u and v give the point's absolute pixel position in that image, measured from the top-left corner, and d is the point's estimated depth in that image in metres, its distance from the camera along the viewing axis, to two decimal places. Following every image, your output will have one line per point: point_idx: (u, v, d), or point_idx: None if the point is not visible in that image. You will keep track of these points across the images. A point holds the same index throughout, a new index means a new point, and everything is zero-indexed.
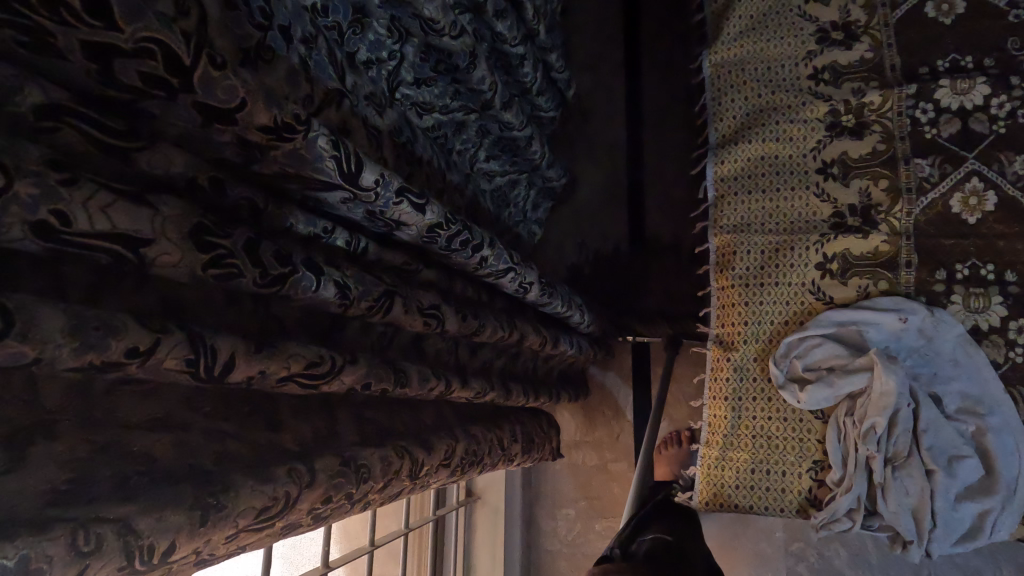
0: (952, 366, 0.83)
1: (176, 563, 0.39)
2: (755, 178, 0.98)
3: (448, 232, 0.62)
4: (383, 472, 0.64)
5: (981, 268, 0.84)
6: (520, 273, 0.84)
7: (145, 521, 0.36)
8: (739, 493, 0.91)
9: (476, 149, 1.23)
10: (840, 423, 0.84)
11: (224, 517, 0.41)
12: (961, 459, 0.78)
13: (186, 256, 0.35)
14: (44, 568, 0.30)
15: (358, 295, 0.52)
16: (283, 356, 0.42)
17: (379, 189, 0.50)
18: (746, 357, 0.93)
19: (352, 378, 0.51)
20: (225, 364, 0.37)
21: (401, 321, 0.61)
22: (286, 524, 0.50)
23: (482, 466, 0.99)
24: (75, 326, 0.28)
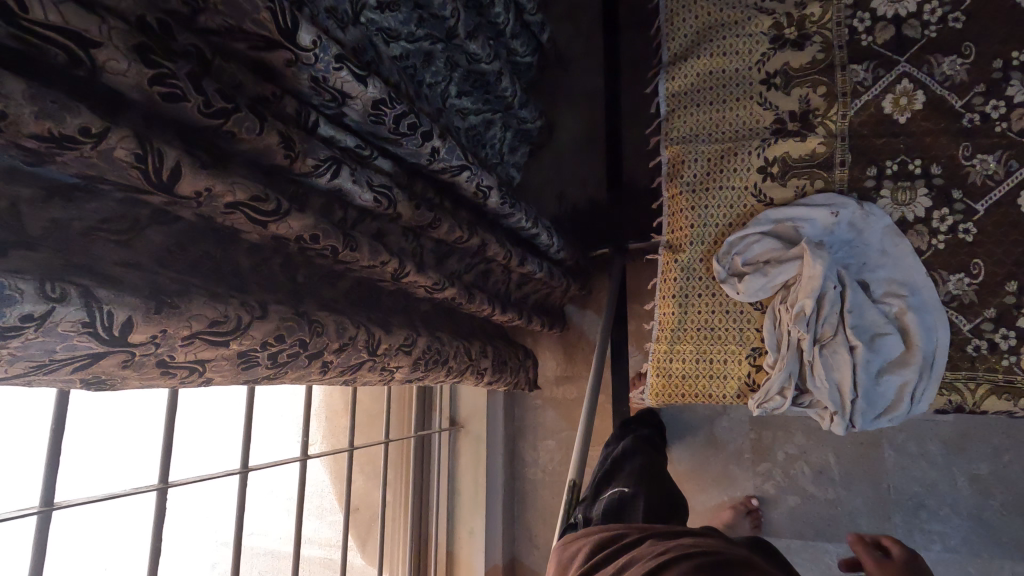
0: (880, 255, 0.89)
1: (138, 344, 0.46)
2: (703, 92, 1.03)
3: (392, 110, 0.69)
4: (339, 334, 0.71)
5: (909, 164, 0.89)
6: (474, 172, 0.91)
7: (104, 293, 0.43)
8: (685, 384, 0.98)
9: (447, 83, 1.28)
10: (775, 311, 0.91)
11: (179, 314, 0.49)
12: (883, 336, 0.85)
13: (132, 67, 0.41)
14: (16, 298, 0.37)
15: (303, 151, 0.59)
16: (227, 182, 0.50)
17: (316, 50, 0.56)
18: (693, 258, 0.98)
19: (299, 226, 0.59)
20: (171, 170, 0.45)
21: (351, 191, 0.68)
22: (242, 352, 0.57)
23: (449, 369, 1.07)
24: (33, 96, 0.36)
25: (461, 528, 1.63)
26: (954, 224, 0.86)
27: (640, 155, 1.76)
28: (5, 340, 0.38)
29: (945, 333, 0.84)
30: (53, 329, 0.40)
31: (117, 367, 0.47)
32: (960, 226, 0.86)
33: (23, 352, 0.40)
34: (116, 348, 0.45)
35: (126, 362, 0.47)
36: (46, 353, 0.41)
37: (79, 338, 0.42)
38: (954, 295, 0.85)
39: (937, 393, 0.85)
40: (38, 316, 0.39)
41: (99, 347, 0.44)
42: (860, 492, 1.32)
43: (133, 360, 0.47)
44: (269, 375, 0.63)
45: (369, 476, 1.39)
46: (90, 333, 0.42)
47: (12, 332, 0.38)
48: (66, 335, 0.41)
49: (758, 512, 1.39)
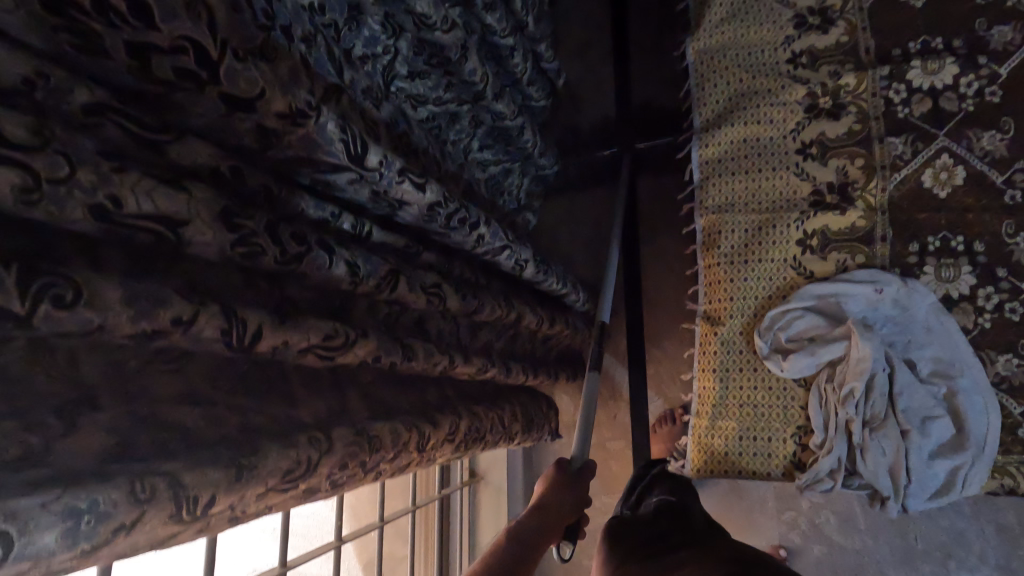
0: (925, 332, 0.88)
1: (217, 514, 0.43)
2: (738, 160, 1.02)
3: (446, 210, 0.68)
4: (394, 443, 0.68)
5: (952, 240, 0.89)
6: (515, 249, 0.89)
7: (189, 475, 0.40)
8: (728, 460, 0.96)
9: (470, 139, 1.26)
10: (821, 389, 0.89)
11: (255, 475, 0.46)
12: (934, 418, 0.84)
13: (216, 235, 0.38)
14: (109, 512, 0.35)
15: (365, 273, 0.56)
16: (303, 329, 0.47)
17: (381, 168, 0.54)
18: (732, 331, 0.97)
19: (364, 351, 0.56)
20: (254, 334, 0.42)
21: (406, 298, 0.65)
22: (308, 488, 0.54)
23: (485, 442, 1.04)
24: (130, 296, 0.33)
25: None
26: (1001, 302, 0.85)
27: (656, 197, 1.76)
28: (95, 552, 0.35)
29: (997, 416, 0.83)
30: (143, 528, 0.37)
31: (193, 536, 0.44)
32: (1007, 304, 0.85)
33: (109, 557, 0.37)
34: (197, 524, 0.42)
35: (203, 530, 0.44)
36: (131, 551, 0.38)
37: (164, 528, 0.39)
38: (1003, 376, 0.84)
39: (990, 476, 0.84)
40: (128, 523, 0.36)
41: (182, 529, 0.41)
42: None
43: (208, 527, 0.44)
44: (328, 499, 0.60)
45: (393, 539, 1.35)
46: (176, 520, 0.39)
47: (103, 544, 0.35)
48: (153, 530, 0.38)
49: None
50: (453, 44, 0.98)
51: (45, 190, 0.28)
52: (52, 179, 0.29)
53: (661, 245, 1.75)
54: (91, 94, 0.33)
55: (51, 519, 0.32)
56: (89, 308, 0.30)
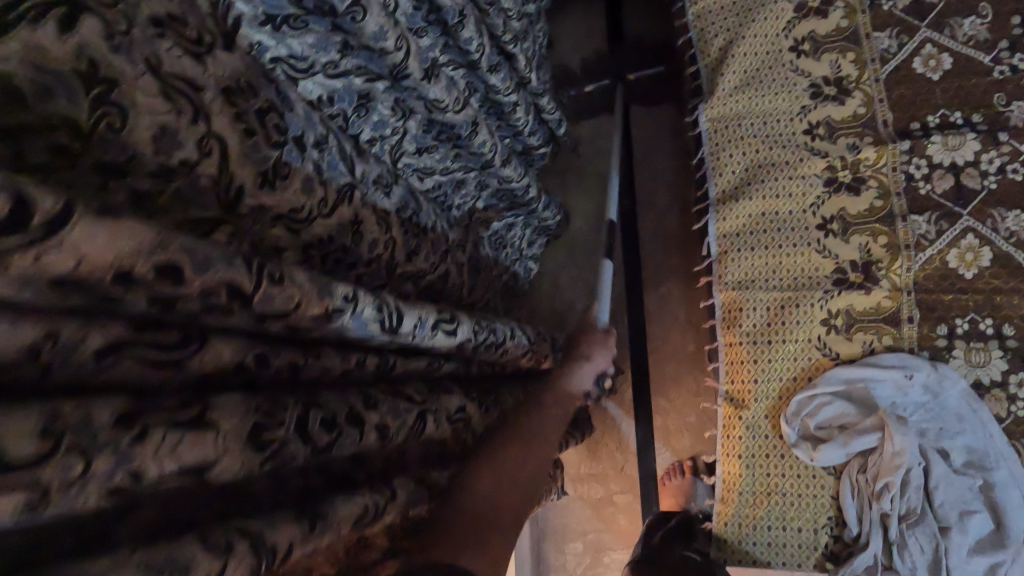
0: (957, 420, 0.85)
1: None
2: (757, 234, 0.99)
3: (473, 340, 0.68)
4: None
5: (980, 323, 0.87)
6: (534, 350, 0.89)
7: None
8: (756, 549, 0.92)
9: (474, 201, 1.23)
10: (853, 480, 0.86)
11: None
12: (971, 513, 0.81)
13: (244, 461, 0.34)
14: None
15: (394, 427, 0.52)
16: (336, 522, 0.42)
17: (416, 330, 0.55)
18: (757, 414, 0.94)
19: (394, 513, 0.51)
20: (285, 557, 0.37)
21: (432, 431, 0.61)
22: None
23: None
24: None
25: None
26: None
27: (658, 244, 1.73)
28: None
29: None
30: None
31: None
32: None
33: None
34: None
35: None
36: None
37: None
38: None
39: None
40: None
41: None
42: None
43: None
44: None
45: None
46: None
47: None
48: None
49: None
50: (465, 122, 0.93)
51: (55, 496, 0.24)
52: (63, 482, 0.25)
53: (664, 292, 1.72)
54: (108, 338, 0.29)
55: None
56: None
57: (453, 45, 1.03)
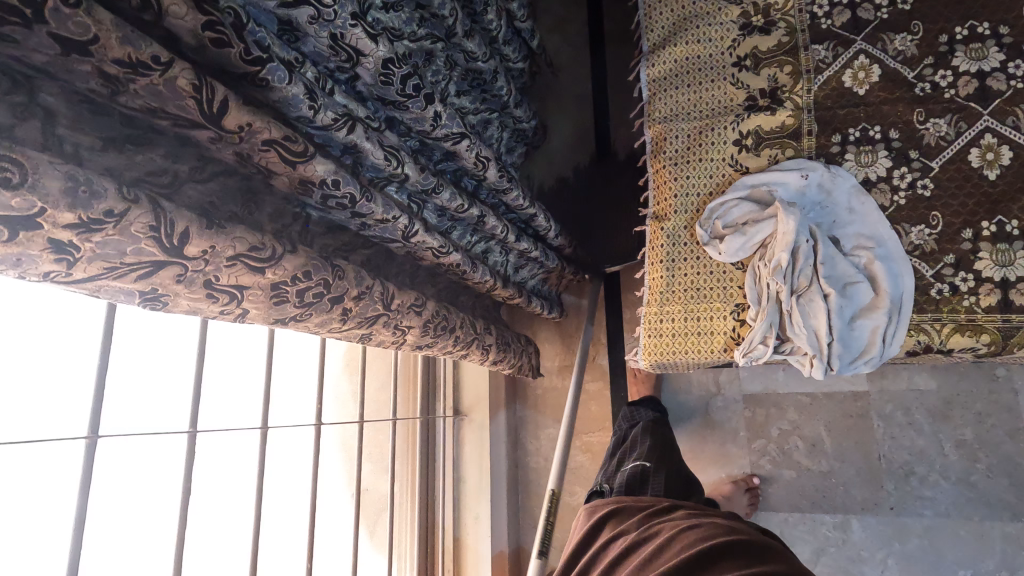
0: (848, 213, 0.96)
1: (191, 258, 0.54)
2: (681, 76, 1.12)
3: (399, 71, 0.81)
4: (358, 282, 0.79)
5: (870, 130, 0.98)
6: (474, 143, 1.01)
7: (168, 205, 0.52)
8: (674, 342, 1.04)
9: (447, 82, 1.35)
10: (755, 268, 0.98)
11: (225, 234, 0.57)
12: (854, 284, 0.92)
13: (189, 12, 0.50)
14: (101, 193, 0.46)
15: (324, 105, 0.67)
16: (265, 120, 0.58)
17: (335, 8, 0.69)
18: (677, 225, 1.06)
19: (324, 170, 0.66)
20: (221, 102, 0.53)
21: (363, 149, 0.75)
22: (275, 283, 0.65)
23: (456, 339, 1.14)
24: (119, 23, 0.44)
25: (466, 515, 1.66)
26: (912, 181, 0.94)
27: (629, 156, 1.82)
28: (90, 234, 0.46)
29: (910, 278, 0.91)
30: (130, 225, 0.48)
31: (172, 281, 0.54)
32: (918, 183, 0.94)
33: (102, 249, 0.47)
34: (173, 258, 0.53)
35: (180, 276, 0.54)
36: (119, 254, 0.49)
37: (146, 243, 0.50)
38: (916, 244, 0.92)
39: (907, 334, 0.92)
40: (117, 213, 0.47)
41: (162, 254, 0.52)
42: (852, 462, 1.50)
43: (185, 275, 0.55)
44: (297, 317, 0.71)
45: (377, 463, 1.42)
46: (155, 239, 0.51)
47: (96, 227, 0.46)
48: (138, 235, 0.49)
49: (757, 490, 1.55)
50: None
51: None
52: None
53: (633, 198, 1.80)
54: None
55: (55, 174, 0.42)
56: (87, 14, 0.42)
57: None
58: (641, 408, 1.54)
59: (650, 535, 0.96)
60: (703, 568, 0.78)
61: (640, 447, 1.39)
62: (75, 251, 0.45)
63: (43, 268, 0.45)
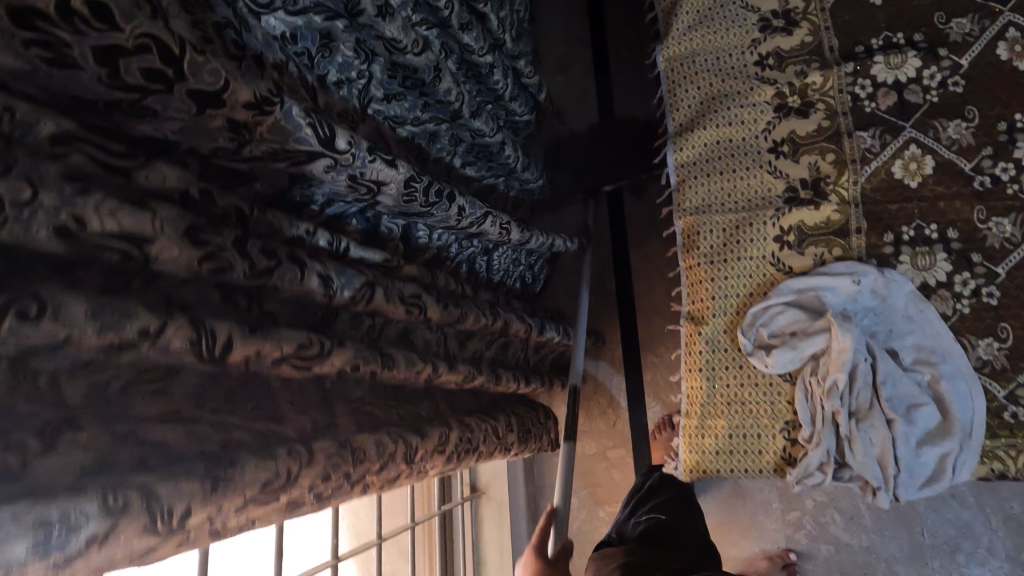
0: (905, 321, 0.89)
1: (194, 526, 0.45)
2: (713, 161, 1.04)
3: (422, 184, 0.76)
4: (380, 454, 0.70)
5: (925, 229, 0.90)
6: (497, 216, 0.98)
7: (164, 488, 0.43)
8: (718, 459, 0.96)
9: (451, 156, 1.27)
10: (806, 383, 0.90)
11: (231, 484, 0.48)
12: (919, 406, 0.84)
13: (181, 251, 0.47)
14: (81, 522, 0.37)
15: (340, 285, 0.65)
16: (274, 340, 0.55)
17: (352, 150, 0.63)
18: (716, 329, 0.98)
19: (341, 360, 0.64)
20: (223, 344, 0.50)
21: (383, 309, 0.72)
22: (290, 500, 0.56)
23: (480, 453, 1.06)
24: (94, 309, 0.41)
25: None
26: (977, 287, 0.86)
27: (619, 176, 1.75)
28: (67, 566, 0.36)
29: (981, 399, 0.83)
30: (118, 539, 0.39)
31: (173, 548, 0.45)
32: (983, 290, 0.86)
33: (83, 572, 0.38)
34: (172, 537, 0.44)
35: (182, 542, 0.45)
36: (108, 563, 0.39)
37: (139, 541, 0.41)
38: (985, 360, 0.84)
39: (979, 461, 0.84)
40: (101, 534, 0.38)
41: (158, 542, 0.42)
42: (894, 536, 1.43)
43: (189, 539, 0.46)
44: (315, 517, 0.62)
45: None
46: (151, 532, 0.41)
47: (75, 558, 0.37)
48: (129, 541, 0.40)
49: (794, 566, 1.47)
50: (427, 66, 1.00)
51: (11, 214, 0.35)
52: (16, 203, 0.36)
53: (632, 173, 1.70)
54: (57, 126, 0.40)
55: (21, 529, 0.33)
56: (51, 322, 0.38)
57: (423, 5, 1.11)
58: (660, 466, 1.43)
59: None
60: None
61: (656, 497, 1.30)
62: None
63: None
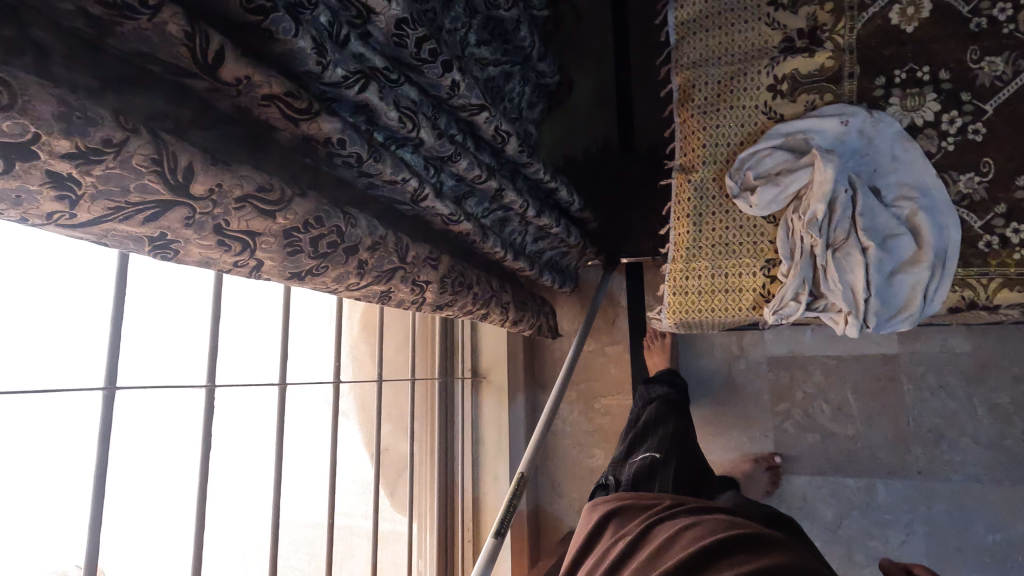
0: (890, 161, 0.90)
1: (198, 198, 0.51)
2: (713, 17, 1.05)
3: (414, 33, 0.75)
4: (372, 233, 0.75)
5: (917, 72, 0.91)
6: (493, 112, 0.94)
7: (168, 138, 0.48)
8: (700, 299, 1.00)
9: (467, 29, 1.16)
10: (788, 221, 0.93)
11: (230, 171, 0.53)
12: (895, 237, 0.87)
13: None
14: (98, 121, 0.42)
15: (333, 60, 0.64)
16: (265, 73, 0.56)
17: None
18: (705, 177, 1.01)
19: (328, 127, 0.65)
20: (216, 52, 0.50)
21: (377, 109, 0.72)
22: (286, 232, 0.62)
23: (474, 295, 1.11)
24: None
25: (486, 475, 1.63)
26: (963, 125, 0.88)
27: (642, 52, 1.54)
28: (90, 168, 0.42)
29: (957, 229, 0.86)
30: (130, 158, 0.44)
31: (180, 223, 0.51)
32: (969, 128, 0.87)
33: (105, 187, 0.44)
34: (179, 197, 0.50)
35: (188, 219, 0.51)
36: (122, 192, 0.45)
37: (150, 179, 0.47)
38: (965, 194, 0.86)
39: (951, 289, 0.87)
40: (116, 142, 0.43)
41: (167, 191, 0.48)
42: (881, 427, 1.46)
43: (193, 217, 0.52)
44: (314, 268, 0.68)
45: (397, 431, 1.38)
46: (158, 175, 0.47)
47: (96, 159, 0.42)
48: (140, 171, 0.45)
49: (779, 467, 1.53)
50: None
51: None
52: None
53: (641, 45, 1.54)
54: None
55: (49, 97, 0.38)
56: None
57: None
58: (658, 383, 1.48)
59: (650, 535, 0.85)
60: (705, 569, 0.68)
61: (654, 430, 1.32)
62: (77, 186, 0.42)
63: (45, 209, 0.42)
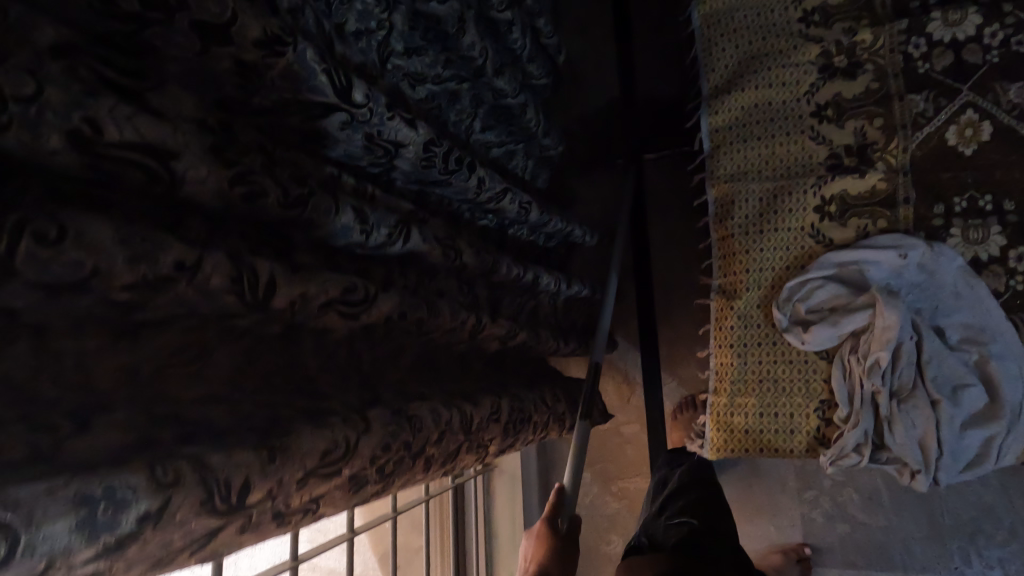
0: (954, 298, 0.83)
1: (255, 504, 0.41)
2: (750, 127, 0.98)
3: (441, 150, 0.67)
4: (438, 424, 0.65)
5: (979, 200, 0.84)
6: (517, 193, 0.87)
7: (217, 458, 0.38)
8: (749, 438, 0.93)
9: (473, 117, 0.99)
10: (845, 361, 0.86)
11: (289, 457, 0.43)
12: (965, 388, 0.80)
13: (209, 171, 0.41)
14: (129, 499, 0.32)
15: (374, 223, 0.58)
16: (321, 282, 0.51)
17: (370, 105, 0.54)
18: (749, 304, 0.94)
19: (387, 306, 0.61)
20: (267, 284, 0.46)
21: (422, 254, 0.67)
22: (353, 475, 0.51)
23: (535, 429, 0.97)
24: (121, 237, 0.35)
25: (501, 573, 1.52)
26: None
27: None
28: (122, 550, 0.32)
29: None
30: (173, 519, 0.35)
31: (235, 534, 0.40)
32: None
33: (141, 556, 0.34)
34: (234, 515, 0.39)
35: (244, 526, 0.40)
36: (164, 549, 0.35)
37: (199, 520, 0.37)
38: None
39: None
40: (154, 512, 0.33)
41: (218, 521, 0.38)
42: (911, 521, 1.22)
43: (250, 521, 0.41)
44: (377, 491, 0.57)
45: None
46: (210, 508, 0.37)
47: (128, 541, 0.32)
48: (186, 521, 0.36)
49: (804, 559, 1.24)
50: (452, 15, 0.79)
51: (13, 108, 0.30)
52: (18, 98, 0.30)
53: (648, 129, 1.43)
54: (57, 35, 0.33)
55: (61, 509, 0.29)
56: (72, 247, 0.33)
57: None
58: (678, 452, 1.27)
59: None
60: None
61: None
62: None
63: None
